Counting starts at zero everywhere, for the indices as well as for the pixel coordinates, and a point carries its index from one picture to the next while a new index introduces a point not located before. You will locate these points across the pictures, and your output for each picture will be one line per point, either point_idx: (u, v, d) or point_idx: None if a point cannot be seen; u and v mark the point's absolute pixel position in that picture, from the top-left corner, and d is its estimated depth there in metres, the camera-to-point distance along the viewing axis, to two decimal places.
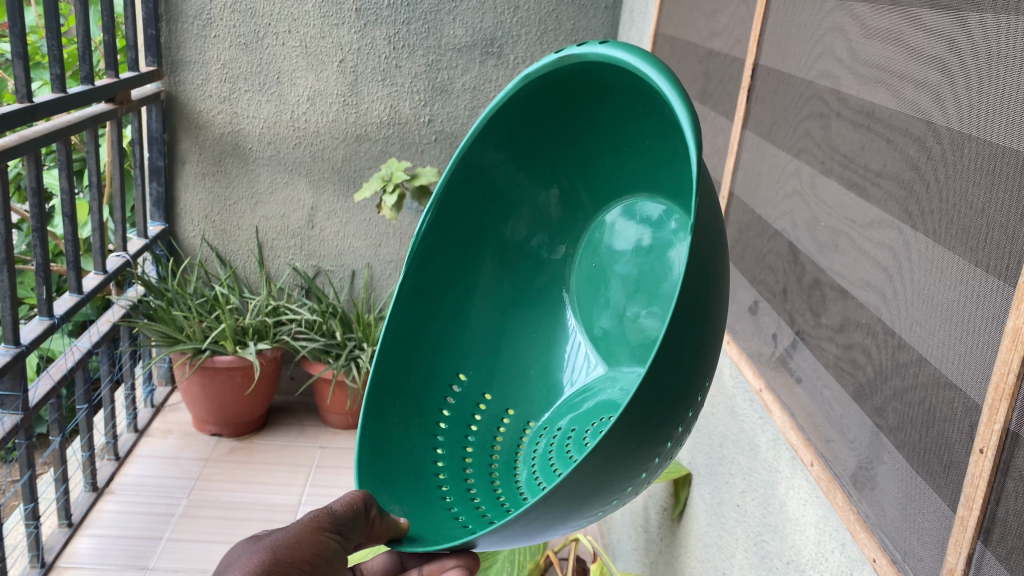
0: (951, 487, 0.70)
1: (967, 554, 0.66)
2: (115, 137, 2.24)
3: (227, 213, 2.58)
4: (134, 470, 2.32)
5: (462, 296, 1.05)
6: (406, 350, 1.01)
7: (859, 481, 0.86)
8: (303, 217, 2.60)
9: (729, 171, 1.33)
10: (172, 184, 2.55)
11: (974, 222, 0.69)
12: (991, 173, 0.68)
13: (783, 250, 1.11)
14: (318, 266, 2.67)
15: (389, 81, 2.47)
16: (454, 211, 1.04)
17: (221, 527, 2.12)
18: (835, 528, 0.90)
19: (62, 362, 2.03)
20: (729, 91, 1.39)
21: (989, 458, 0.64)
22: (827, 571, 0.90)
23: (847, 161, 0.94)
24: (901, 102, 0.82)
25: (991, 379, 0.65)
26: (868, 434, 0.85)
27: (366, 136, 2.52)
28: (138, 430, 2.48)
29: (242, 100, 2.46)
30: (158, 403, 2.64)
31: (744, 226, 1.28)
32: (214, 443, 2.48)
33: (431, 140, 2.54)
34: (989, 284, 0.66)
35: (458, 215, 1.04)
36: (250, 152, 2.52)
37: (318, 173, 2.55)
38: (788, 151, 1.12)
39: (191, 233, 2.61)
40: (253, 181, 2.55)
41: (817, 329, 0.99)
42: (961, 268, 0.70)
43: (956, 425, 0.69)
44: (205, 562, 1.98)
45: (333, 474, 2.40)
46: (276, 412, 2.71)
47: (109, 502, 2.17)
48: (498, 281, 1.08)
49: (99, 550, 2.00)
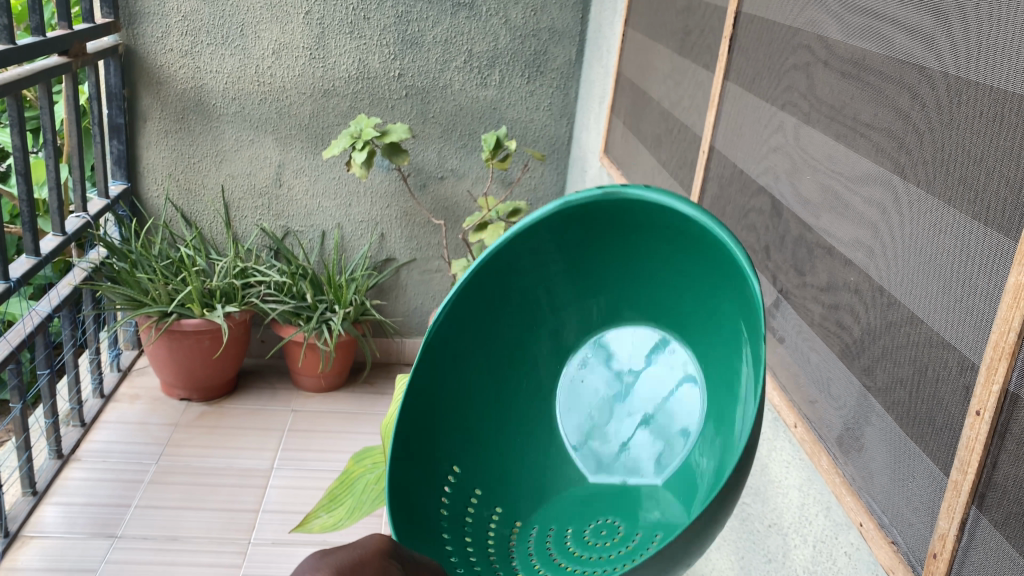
0: (944, 449, 0.67)
1: (961, 518, 0.64)
2: (71, 94, 2.14)
3: (191, 171, 2.50)
4: (101, 436, 2.27)
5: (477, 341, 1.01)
6: (419, 424, 0.96)
7: (845, 442, 0.83)
8: (271, 175, 2.53)
9: (709, 124, 1.29)
10: (133, 142, 2.46)
11: (973, 172, 0.65)
12: (991, 121, 0.64)
13: (766, 207, 1.08)
14: (286, 227, 2.60)
15: (357, 34, 2.38)
16: (499, 270, 0.99)
17: (191, 493, 2.08)
18: (819, 491, 0.88)
19: (20, 327, 1.95)
20: (709, 42, 1.34)
21: (986, 421, 0.61)
22: (812, 536, 0.88)
23: (834, 113, 0.90)
24: (892, 50, 0.78)
25: (990, 338, 0.62)
26: (855, 394, 0.82)
27: (335, 91, 2.44)
28: (104, 395, 2.42)
29: (204, 54, 2.37)
30: (124, 367, 2.58)
31: (725, 181, 1.23)
32: (183, 408, 2.44)
33: (402, 95, 2.47)
34: (989, 238, 0.63)
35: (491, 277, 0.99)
36: (214, 108, 2.43)
37: (286, 130, 2.48)
38: (772, 103, 1.08)
39: (154, 192, 2.52)
40: (218, 138, 2.47)
41: (801, 288, 0.96)
42: (959, 223, 0.67)
43: (950, 385, 0.66)
44: (174, 529, 1.94)
45: (305, 438, 2.37)
46: (246, 376, 2.65)
47: (75, 469, 2.12)
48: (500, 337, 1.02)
49: (65, 518, 1.95)
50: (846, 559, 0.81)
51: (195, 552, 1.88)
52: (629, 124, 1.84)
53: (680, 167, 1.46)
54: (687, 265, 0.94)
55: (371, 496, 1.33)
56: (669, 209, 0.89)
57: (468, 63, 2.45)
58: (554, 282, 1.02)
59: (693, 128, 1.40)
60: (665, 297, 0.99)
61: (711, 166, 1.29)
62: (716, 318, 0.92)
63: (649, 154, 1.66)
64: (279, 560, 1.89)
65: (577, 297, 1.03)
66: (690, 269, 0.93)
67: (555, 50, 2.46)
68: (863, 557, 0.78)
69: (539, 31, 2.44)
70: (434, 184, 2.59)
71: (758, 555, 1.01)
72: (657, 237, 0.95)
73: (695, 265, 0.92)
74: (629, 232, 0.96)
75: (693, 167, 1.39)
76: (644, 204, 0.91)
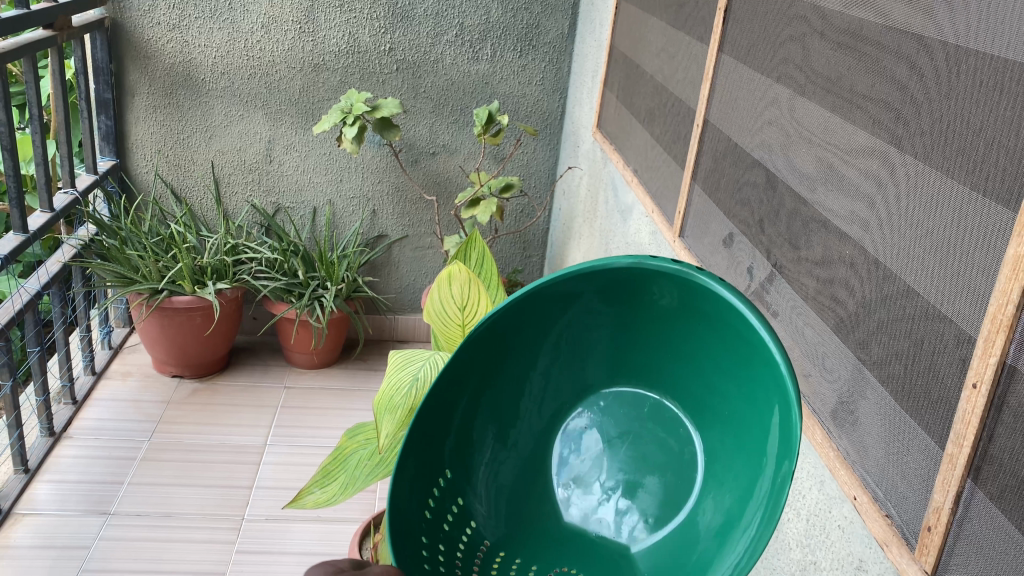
0: (939, 423, 0.67)
1: (956, 491, 0.64)
2: (57, 68, 2.11)
3: (180, 147, 2.47)
4: (93, 413, 2.26)
5: (500, 368, 0.93)
6: (428, 428, 0.89)
7: (840, 417, 0.83)
8: (261, 151, 2.50)
9: (704, 98, 1.28)
10: (121, 117, 2.42)
11: (972, 142, 0.65)
12: (991, 90, 0.63)
13: (761, 181, 1.06)
14: (277, 203, 2.58)
15: (347, 7, 2.35)
16: (546, 301, 0.91)
17: (184, 470, 2.07)
18: (812, 465, 0.87)
19: (10, 305, 1.93)
20: (704, 14, 1.33)
21: (982, 393, 0.61)
22: (805, 510, 0.88)
23: (830, 84, 0.88)
24: (890, 20, 0.77)
25: (987, 310, 0.61)
26: (849, 368, 0.81)
27: (325, 65, 2.41)
28: (95, 372, 2.41)
29: (192, 28, 2.33)
30: (116, 344, 2.56)
31: (719, 155, 1.22)
32: (176, 385, 2.43)
33: (392, 69, 2.44)
34: (987, 209, 0.63)
35: (536, 311, 0.91)
36: (203, 83, 2.40)
37: (276, 105, 2.45)
38: (767, 76, 1.06)
39: (144, 168, 2.50)
40: (207, 114, 2.44)
41: (796, 262, 0.95)
42: (957, 194, 0.66)
43: (947, 358, 0.66)
44: (169, 506, 1.94)
45: (298, 414, 2.36)
46: (238, 353, 2.64)
47: (67, 447, 2.12)
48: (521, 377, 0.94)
49: (58, 495, 1.94)
50: (839, 533, 0.81)
51: (190, 528, 1.88)
52: (623, 98, 1.82)
53: (674, 142, 1.44)
54: (733, 367, 0.86)
55: (365, 471, 1.33)
56: (732, 308, 0.83)
57: (460, 37, 2.42)
58: (600, 341, 0.95)
59: (687, 101, 1.38)
60: (696, 386, 0.91)
61: (705, 140, 1.28)
62: (746, 424, 0.85)
63: (642, 128, 1.65)
64: (273, 536, 1.89)
65: (612, 367, 0.95)
66: (736, 373, 0.86)
67: (548, 24, 2.44)
68: (857, 531, 0.78)
69: (532, 4, 2.41)
70: (426, 159, 2.57)
71: None
72: (711, 329, 0.87)
73: (740, 370, 0.85)
74: (690, 324, 0.89)
75: (687, 141, 1.37)
76: (712, 294, 0.85)
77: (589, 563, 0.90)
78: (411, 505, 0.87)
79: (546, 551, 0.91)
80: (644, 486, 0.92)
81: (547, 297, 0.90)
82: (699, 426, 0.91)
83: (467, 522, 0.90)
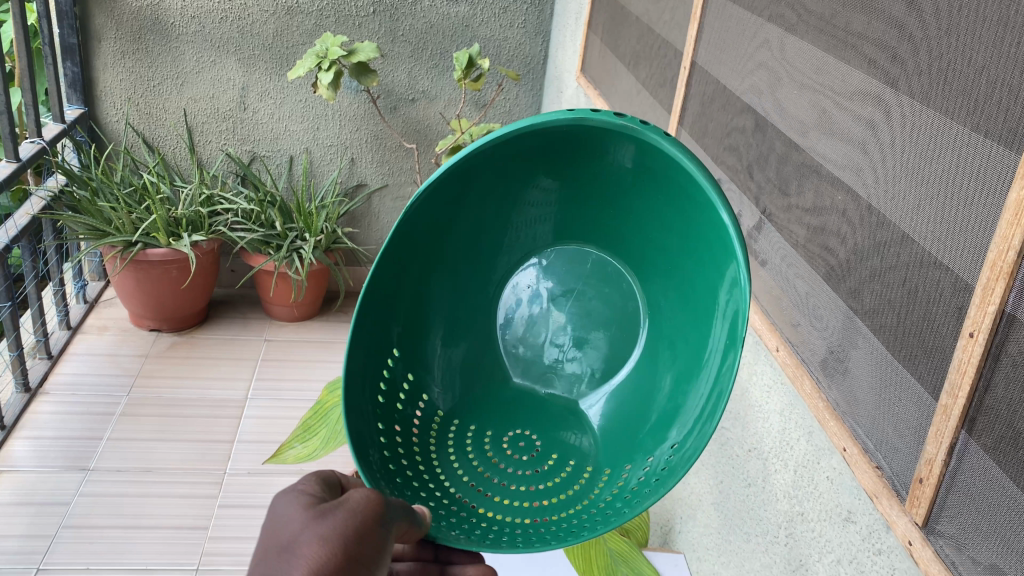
0: (933, 374, 0.65)
1: (950, 443, 0.62)
2: (18, 11, 2.02)
3: (151, 95, 2.40)
4: (69, 368, 2.22)
5: (444, 233, 0.88)
6: (379, 300, 0.83)
7: (829, 367, 0.81)
8: (235, 98, 2.43)
9: (691, 39, 1.23)
10: (89, 63, 2.34)
11: (974, 82, 0.62)
12: (996, 26, 0.60)
13: (750, 124, 1.03)
14: (252, 152, 2.52)
15: None
16: (488, 160, 0.85)
17: (164, 425, 2.05)
18: (800, 415, 0.86)
19: None
20: None
21: (979, 344, 0.59)
22: (792, 461, 0.86)
23: (824, 22, 0.85)
24: None
25: (987, 258, 0.59)
26: (840, 318, 0.79)
27: (299, 8, 2.33)
28: (71, 327, 2.37)
29: None
30: (91, 299, 2.52)
31: (707, 99, 1.18)
32: (154, 339, 2.39)
33: (369, 12, 2.36)
34: (989, 152, 0.60)
35: (478, 170, 0.86)
36: (173, 28, 2.32)
37: (249, 51, 2.37)
38: (758, 14, 1.02)
39: (114, 116, 2.42)
40: (178, 60, 2.36)
41: (786, 209, 0.92)
42: (956, 137, 0.63)
43: (943, 307, 0.64)
44: (149, 461, 1.92)
45: (279, 367, 2.34)
46: (217, 306, 2.60)
47: (44, 402, 2.08)
48: (462, 242, 0.90)
49: (36, 452, 1.92)
50: (828, 485, 0.79)
51: (171, 483, 1.86)
52: (607, 41, 1.77)
53: (660, 86, 1.40)
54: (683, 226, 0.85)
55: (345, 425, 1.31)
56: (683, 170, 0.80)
57: None
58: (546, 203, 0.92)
59: (674, 43, 1.34)
60: (635, 241, 0.91)
61: (692, 83, 1.24)
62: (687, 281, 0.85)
63: (627, 72, 1.60)
64: (255, 490, 1.88)
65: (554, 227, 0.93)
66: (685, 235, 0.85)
67: None
68: (846, 483, 0.76)
69: None
70: (405, 106, 2.50)
71: (737, 478, 1.00)
72: (658, 188, 0.85)
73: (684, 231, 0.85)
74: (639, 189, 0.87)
75: (673, 85, 1.33)
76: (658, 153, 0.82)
77: (540, 419, 0.91)
78: (366, 382, 0.81)
79: (495, 413, 0.91)
80: (590, 340, 0.94)
81: (492, 158, 0.85)
82: (641, 277, 0.92)
83: (420, 394, 0.87)
